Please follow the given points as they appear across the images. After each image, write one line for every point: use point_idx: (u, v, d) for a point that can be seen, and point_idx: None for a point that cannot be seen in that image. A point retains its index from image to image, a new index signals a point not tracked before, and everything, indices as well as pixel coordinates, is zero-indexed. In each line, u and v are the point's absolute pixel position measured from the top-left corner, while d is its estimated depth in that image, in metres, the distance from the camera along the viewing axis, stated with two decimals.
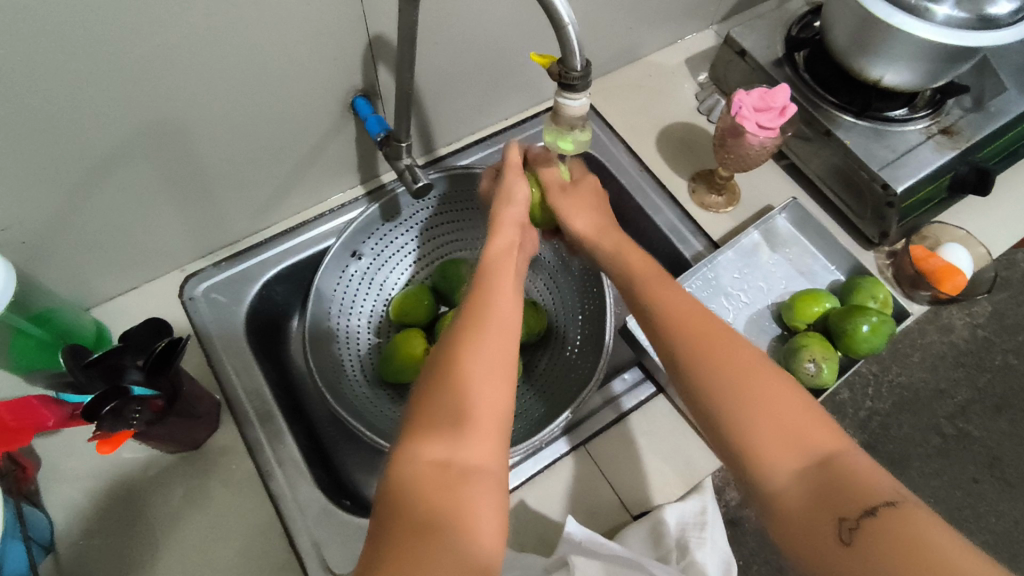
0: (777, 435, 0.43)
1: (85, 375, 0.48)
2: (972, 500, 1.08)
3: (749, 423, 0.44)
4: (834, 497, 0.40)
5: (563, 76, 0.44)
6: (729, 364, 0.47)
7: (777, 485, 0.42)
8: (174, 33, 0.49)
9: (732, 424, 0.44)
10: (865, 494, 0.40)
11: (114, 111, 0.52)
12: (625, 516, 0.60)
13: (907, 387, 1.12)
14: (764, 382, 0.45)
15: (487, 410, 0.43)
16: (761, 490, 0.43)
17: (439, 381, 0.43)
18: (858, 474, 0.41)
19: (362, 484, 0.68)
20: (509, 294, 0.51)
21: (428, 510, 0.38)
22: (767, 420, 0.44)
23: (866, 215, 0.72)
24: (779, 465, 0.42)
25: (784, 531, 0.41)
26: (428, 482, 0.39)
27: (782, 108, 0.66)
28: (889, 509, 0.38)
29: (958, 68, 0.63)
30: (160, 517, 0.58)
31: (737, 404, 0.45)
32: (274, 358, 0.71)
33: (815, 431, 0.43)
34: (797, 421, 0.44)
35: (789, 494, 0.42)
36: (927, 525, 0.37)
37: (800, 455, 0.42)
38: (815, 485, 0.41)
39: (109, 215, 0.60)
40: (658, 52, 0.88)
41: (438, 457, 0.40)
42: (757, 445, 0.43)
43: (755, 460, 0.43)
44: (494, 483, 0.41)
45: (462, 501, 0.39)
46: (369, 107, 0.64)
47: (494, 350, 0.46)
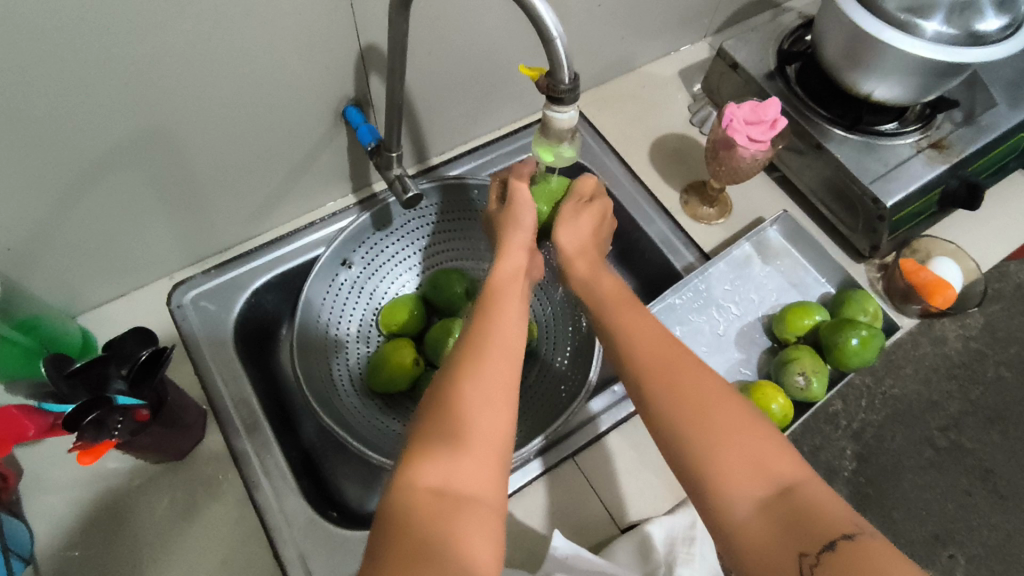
0: (737, 462, 0.43)
1: (67, 385, 0.48)
2: (964, 512, 1.08)
3: (715, 453, 0.44)
4: (794, 529, 0.40)
5: (551, 89, 0.44)
6: (697, 395, 0.47)
7: (738, 518, 0.42)
8: (164, 40, 0.49)
9: (697, 460, 0.44)
10: (826, 527, 0.39)
11: (104, 118, 0.52)
12: (613, 530, 0.59)
13: (900, 399, 1.11)
14: (724, 416, 0.45)
15: (484, 434, 0.43)
16: (721, 522, 0.42)
17: (438, 406, 0.44)
18: (819, 507, 0.40)
19: (349, 495, 0.67)
20: (512, 319, 0.51)
21: (424, 534, 0.37)
22: (731, 449, 0.44)
23: (857, 229, 0.72)
24: (739, 496, 0.42)
25: (745, 568, 0.41)
26: (423, 506, 0.39)
27: (773, 121, 0.66)
28: (849, 542, 0.38)
29: (947, 84, 0.64)
30: (146, 528, 0.58)
31: (707, 435, 0.45)
32: (263, 367, 0.70)
33: (775, 460, 0.43)
34: (757, 451, 0.44)
35: (749, 526, 0.41)
36: (886, 559, 0.37)
37: (762, 486, 0.42)
38: (775, 518, 0.41)
39: (97, 223, 0.60)
40: (652, 62, 0.88)
41: (433, 481, 0.40)
42: (724, 477, 0.43)
43: (717, 493, 0.43)
44: (487, 512, 0.40)
45: (455, 527, 0.38)
46: (361, 116, 0.64)
47: (496, 376, 0.46)
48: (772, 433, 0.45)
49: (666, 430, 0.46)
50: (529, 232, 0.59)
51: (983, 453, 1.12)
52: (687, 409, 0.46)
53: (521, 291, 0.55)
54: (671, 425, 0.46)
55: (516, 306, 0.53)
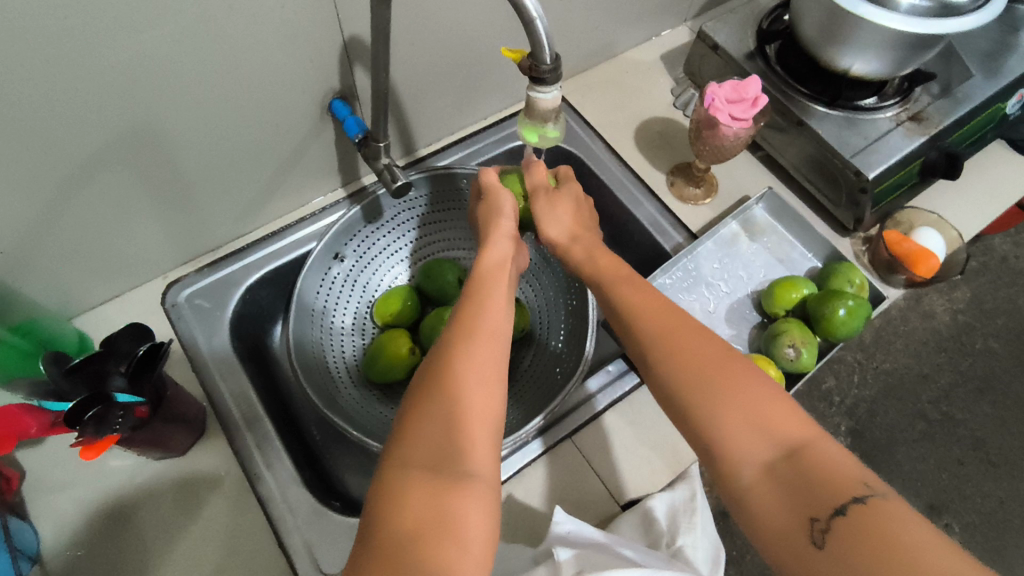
0: (745, 425, 0.43)
1: (68, 382, 0.49)
2: (958, 482, 1.10)
3: (725, 420, 0.44)
4: (806, 494, 0.40)
5: (534, 70, 0.45)
6: (704, 358, 0.47)
7: (746, 482, 0.42)
8: (148, 40, 0.49)
9: (703, 420, 0.45)
10: (835, 491, 0.39)
11: (92, 119, 0.52)
12: (614, 506, 0.61)
13: (891, 373, 1.14)
14: (728, 379, 0.46)
15: (476, 417, 0.43)
16: (733, 487, 0.43)
17: (426, 392, 0.44)
18: (828, 468, 0.40)
19: (353, 485, 0.68)
20: (499, 305, 0.52)
21: (417, 517, 0.38)
22: (739, 413, 0.44)
23: (840, 202, 0.74)
24: (747, 459, 0.42)
25: (757, 529, 0.41)
26: (417, 487, 0.39)
27: (754, 99, 0.67)
28: (859, 506, 0.38)
29: (923, 56, 0.65)
30: (150, 525, 0.58)
31: (717, 398, 0.45)
32: (261, 363, 0.71)
33: (784, 420, 0.43)
34: (766, 411, 0.44)
35: (758, 491, 0.42)
36: (897, 522, 0.37)
37: (770, 448, 0.42)
38: (785, 481, 0.41)
39: (88, 223, 0.60)
40: (634, 48, 0.89)
41: (426, 462, 0.40)
42: (730, 438, 0.43)
43: (724, 451, 0.43)
44: (486, 489, 0.40)
45: (448, 509, 0.38)
46: (347, 109, 0.65)
47: (485, 361, 0.46)
48: (779, 395, 0.45)
49: (677, 395, 0.47)
50: (511, 222, 0.61)
51: (974, 424, 1.14)
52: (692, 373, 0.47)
53: (506, 281, 0.55)
54: (677, 387, 0.47)
55: (499, 289, 0.54)
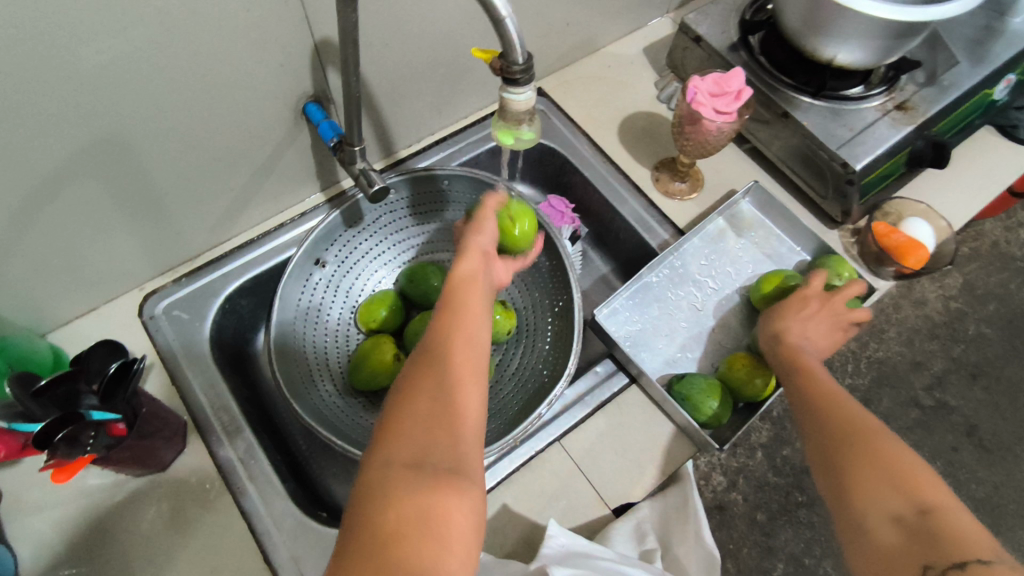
0: (878, 480, 0.44)
1: (37, 404, 0.46)
2: (953, 469, 1.09)
3: (861, 470, 0.45)
4: (926, 545, 0.39)
5: (505, 70, 0.43)
6: (862, 428, 0.48)
7: (868, 527, 0.43)
8: (108, 49, 0.48)
9: (841, 472, 0.46)
10: (957, 548, 0.38)
11: (56, 132, 0.50)
12: (605, 512, 0.60)
13: (885, 361, 1.14)
14: (881, 444, 0.46)
15: (462, 419, 0.41)
16: (856, 530, 0.43)
17: (407, 392, 0.42)
18: (960, 532, 0.39)
19: (340, 494, 0.67)
20: (476, 302, 0.50)
21: (394, 514, 0.35)
22: (876, 470, 0.44)
23: (827, 195, 0.73)
24: (875, 506, 0.43)
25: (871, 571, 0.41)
26: (397, 481, 0.37)
27: (737, 92, 0.66)
28: (980, 565, 0.37)
29: (908, 43, 0.64)
30: (131, 541, 0.57)
31: (856, 455, 0.46)
32: (243, 373, 0.69)
33: (920, 481, 0.43)
34: (903, 471, 0.44)
35: (879, 535, 0.42)
36: None
37: (902, 501, 0.42)
38: (910, 533, 0.41)
39: (59, 238, 0.58)
40: (617, 42, 0.88)
41: (404, 457, 0.38)
42: (865, 489, 0.44)
43: (856, 501, 0.44)
44: (468, 486, 0.38)
45: (428, 507, 0.36)
46: (322, 112, 0.63)
47: (466, 364, 0.44)
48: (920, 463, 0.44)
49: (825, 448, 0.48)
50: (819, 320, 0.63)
51: (968, 410, 1.13)
52: (843, 436, 0.48)
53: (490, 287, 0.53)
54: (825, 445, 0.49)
55: (476, 285, 0.51)
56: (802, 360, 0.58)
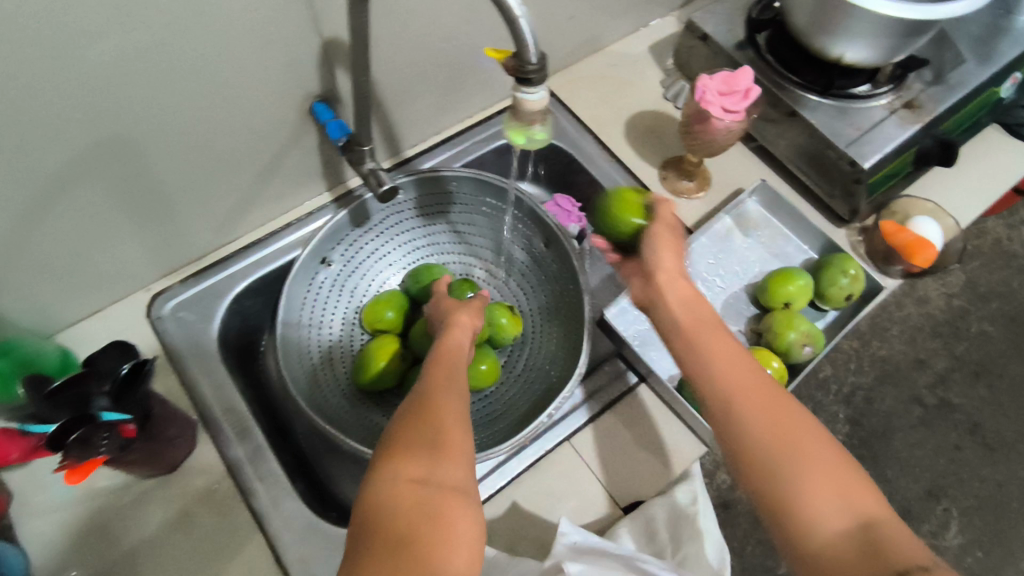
0: (823, 487, 0.42)
1: (48, 406, 0.46)
2: (956, 467, 1.10)
3: (806, 473, 0.43)
4: (875, 559, 0.39)
5: (519, 70, 0.43)
6: (788, 417, 0.45)
7: (815, 543, 0.41)
8: (116, 48, 0.47)
9: (783, 476, 0.43)
10: (902, 559, 0.39)
11: (64, 132, 0.50)
12: (615, 510, 0.60)
13: (887, 360, 1.14)
14: (811, 440, 0.44)
15: (464, 437, 0.43)
16: (801, 543, 0.41)
17: (413, 412, 0.43)
18: (899, 543, 0.40)
19: (346, 494, 0.67)
20: (460, 344, 0.53)
21: (410, 526, 0.37)
22: (817, 474, 0.43)
23: (834, 193, 0.73)
24: (824, 517, 0.41)
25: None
26: (407, 497, 0.38)
27: (746, 90, 0.66)
28: None
29: (916, 42, 0.63)
30: (139, 543, 0.57)
31: (795, 454, 0.43)
32: (250, 373, 0.69)
33: (858, 487, 0.42)
34: (841, 476, 0.43)
35: (828, 547, 0.40)
36: None
37: (845, 511, 0.41)
38: (858, 544, 0.40)
39: (67, 238, 0.58)
40: (621, 40, 0.88)
41: (415, 473, 0.40)
42: (807, 501, 0.42)
43: (801, 510, 0.42)
44: (472, 501, 0.40)
45: (441, 520, 0.37)
46: (330, 112, 0.63)
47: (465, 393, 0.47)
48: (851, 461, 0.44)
49: (748, 442, 0.45)
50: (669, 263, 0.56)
51: (970, 408, 1.14)
52: (771, 429, 0.45)
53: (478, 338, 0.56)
54: (753, 438, 0.45)
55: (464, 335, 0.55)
56: (699, 318, 0.52)
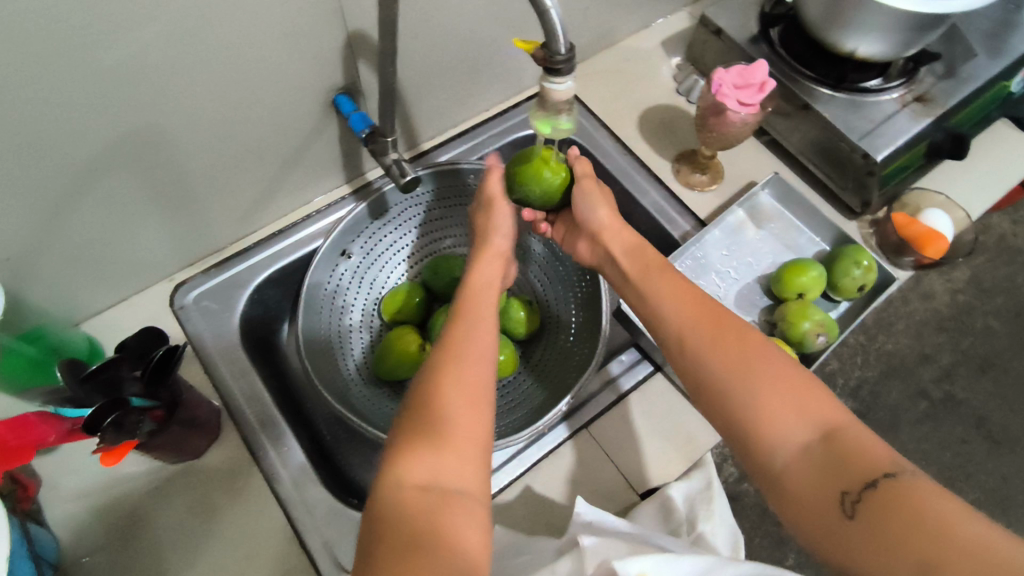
0: (781, 407, 0.43)
1: (83, 390, 0.48)
2: (961, 460, 1.11)
3: (763, 395, 0.44)
4: (836, 472, 0.40)
5: (548, 60, 0.44)
6: (740, 346, 0.47)
7: (781, 463, 0.42)
8: (149, 38, 0.48)
9: (741, 404, 0.45)
10: (863, 467, 0.39)
11: (97, 122, 0.51)
12: (632, 496, 0.61)
13: (894, 354, 1.13)
14: (764, 362, 0.46)
15: (466, 433, 0.43)
16: (767, 470, 0.43)
17: (420, 412, 0.44)
18: (859, 447, 0.41)
19: (366, 481, 0.68)
20: (484, 319, 0.52)
21: (416, 529, 0.38)
22: (776, 395, 0.44)
23: (847, 186, 0.74)
24: (784, 437, 0.43)
25: (791, 506, 0.41)
26: (410, 504, 0.39)
27: (761, 84, 0.67)
28: (888, 482, 0.38)
29: (929, 35, 0.64)
30: (166, 527, 0.58)
31: (753, 379, 0.45)
32: (271, 363, 0.70)
33: (817, 402, 0.44)
34: (799, 394, 0.44)
35: (792, 469, 0.42)
36: (924, 494, 0.37)
37: (804, 427, 0.42)
38: (819, 459, 0.41)
39: (95, 227, 0.59)
40: (634, 35, 0.88)
41: (419, 478, 0.41)
42: (768, 422, 0.43)
43: (763, 435, 0.43)
44: (474, 505, 0.41)
45: (444, 523, 0.38)
46: (352, 104, 0.64)
47: (477, 378, 0.46)
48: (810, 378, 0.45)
49: (707, 377, 0.47)
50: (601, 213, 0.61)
51: (976, 402, 1.14)
52: (725, 363, 0.47)
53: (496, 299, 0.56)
54: (713, 373, 0.47)
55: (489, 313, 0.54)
56: (649, 269, 0.57)
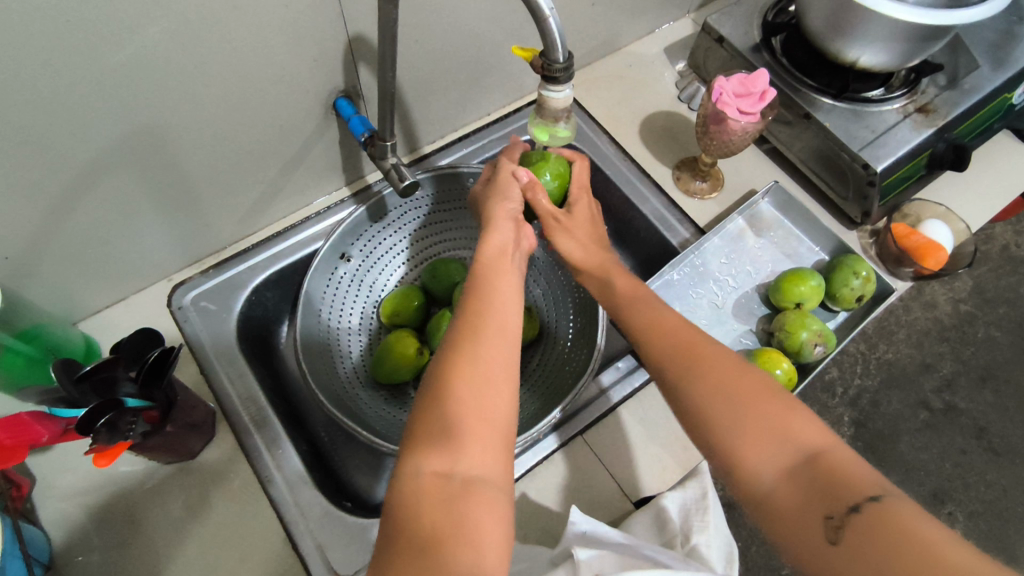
0: (762, 434, 0.43)
1: (77, 390, 0.47)
2: (961, 471, 1.10)
3: (744, 423, 0.44)
4: (820, 494, 0.39)
5: (546, 69, 0.45)
6: (722, 372, 0.47)
7: (767, 487, 0.42)
8: (149, 40, 0.48)
9: (724, 432, 0.45)
10: (849, 488, 0.39)
11: (95, 123, 0.51)
12: (627, 505, 0.60)
13: (893, 364, 1.15)
14: (744, 388, 0.46)
15: (481, 416, 0.42)
16: (754, 499, 0.42)
17: (439, 399, 0.43)
18: (845, 470, 0.40)
19: (362, 485, 0.68)
20: (506, 298, 0.51)
21: (435, 523, 0.37)
22: (757, 423, 0.44)
23: (848, 196, 0.74)
24: (767, 465, 0.42)
25: (778, 536, 0.41)
26: (429, 496, 0.38)
27: (762, 93, 0.66)
28: (874, 504, 0.37)
29: (932, 46, 0.64)
30: (159, 528, 0.58)
31: (735, 406, 0.45)
32: (269, 365, 0.70)
33: (800, 427, 0.43)
34: (780, 419, 0.44)
35: (777, 494, 0.41)
36: (913, 517, 0.36)
37: (788, 453, 0.42)
38: (803, 483, 0.41)
39: (93, 227, 0.59)
40: (637, 42, 0.89)
41: (439, 467, 0.40)
42: (749, 449, 0.43)
43: (746, 462, 0.43)
44: (497, 492, 0.40)
45: (462, 514, 0.37)
46: (352, 107, 0.64)
47: (497, 355, 0.46)
48: (792, 402, 0.45)
49: (690, 401, 0.47)
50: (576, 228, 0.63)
51: (976, 413, 1.14)
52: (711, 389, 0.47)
53: (513, 275, 0.54)
54: (697, 399, 0.47)
55: (512, 289, 0.52)
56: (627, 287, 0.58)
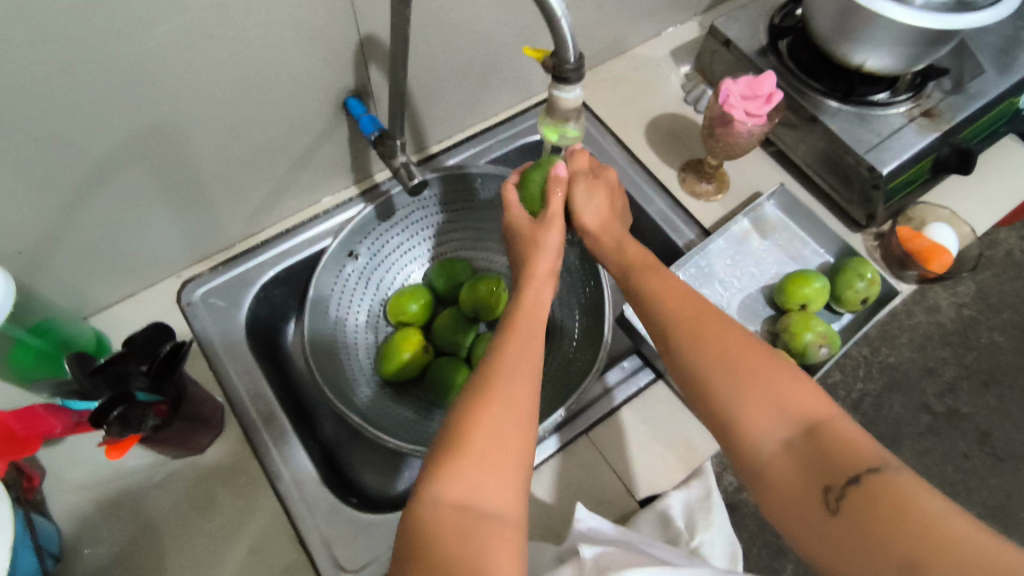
0: (762, 402, 0.43)
1: (90, 382, 0.48)
2: (963, 475, 1.10)
3: (745, 392, 0.44)
4: (820, 467, 0.40)
5: (558, 69, 0.45)
6: (724, 338, 0.47)
7: (765, 457, 0.42)
8: (164, 38, 0.49)
9: (725, 400, 0.45)
10: (849, 461, 0.39)
11: (109, 119, 0.52)
12: (631, 503, 0.61)
13: (896, 367, 1.13)
14: (746, 356, 0.46)
15: (503, 447, 0.42)
16: (750, 465, 0.43)
17: (461, 427, 0.42)
18: (844, 441, 0.41)
19: (368, 482, 0.68)
20: (536, 336, 0.50)
21: (451, 556, 0.37)
22: (758, 391, 0.44)
23: (853, 199, 0.74)
24: (766, 434, 0.43)
25: (771, 501, 0.42)
26: (446, 525, 0.38)
27: (769, 95, 0.67)
28: (873, 477, 0.38)
29: (938, 51, 0.64)
30: (167, 521, 0.58)
31: (737, 375, 0.45)
32: (276, 362, 0.70)
33: (801, 395, 0.43)
34: (780, 386, 0.44)
35: (774, 463, 0.42)
36: (911, 491, 0.37)
37: (788, 422, 0.42)
38: (802, 454, 0.41)
39: (105, 223, 0.60)
40: (644, 44, 0.89)
41: (459, 497, 0.39)
42: (749, 416, 0.43)
43: (745, 430, 0.43)
44: (513, 528, 0.39)
45: (479, 547, 0.37)
46: (362, 106, 0.64)
47: (522, 389, 0.45)
48: (794, 369, 0.45)
49: (690, 370, 0.47)
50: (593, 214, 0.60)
51: (979, 417, 1.14)
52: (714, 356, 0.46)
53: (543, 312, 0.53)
54: (699, 366, 0.46)
55: (539, 321, 0.51)
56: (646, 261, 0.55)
